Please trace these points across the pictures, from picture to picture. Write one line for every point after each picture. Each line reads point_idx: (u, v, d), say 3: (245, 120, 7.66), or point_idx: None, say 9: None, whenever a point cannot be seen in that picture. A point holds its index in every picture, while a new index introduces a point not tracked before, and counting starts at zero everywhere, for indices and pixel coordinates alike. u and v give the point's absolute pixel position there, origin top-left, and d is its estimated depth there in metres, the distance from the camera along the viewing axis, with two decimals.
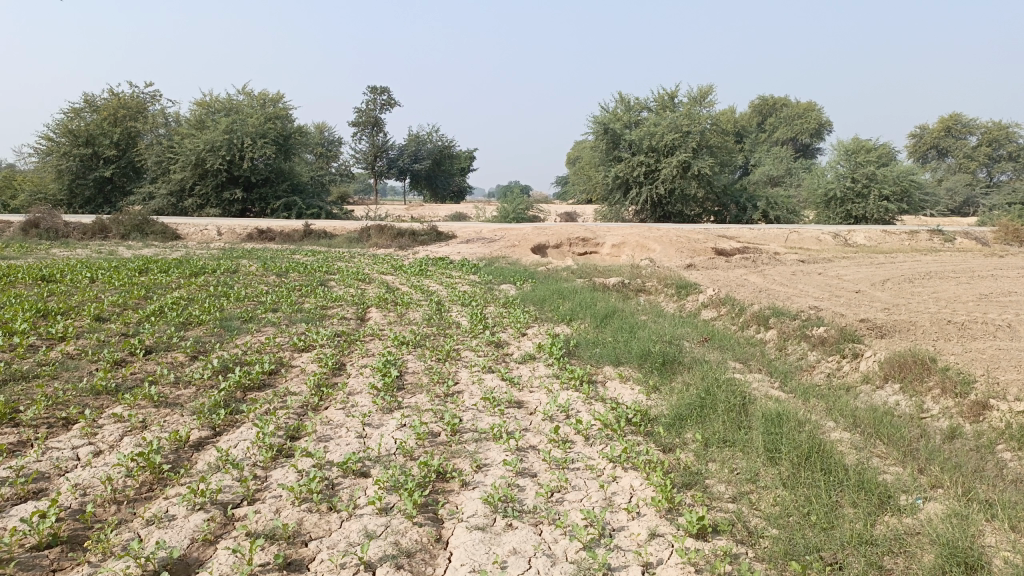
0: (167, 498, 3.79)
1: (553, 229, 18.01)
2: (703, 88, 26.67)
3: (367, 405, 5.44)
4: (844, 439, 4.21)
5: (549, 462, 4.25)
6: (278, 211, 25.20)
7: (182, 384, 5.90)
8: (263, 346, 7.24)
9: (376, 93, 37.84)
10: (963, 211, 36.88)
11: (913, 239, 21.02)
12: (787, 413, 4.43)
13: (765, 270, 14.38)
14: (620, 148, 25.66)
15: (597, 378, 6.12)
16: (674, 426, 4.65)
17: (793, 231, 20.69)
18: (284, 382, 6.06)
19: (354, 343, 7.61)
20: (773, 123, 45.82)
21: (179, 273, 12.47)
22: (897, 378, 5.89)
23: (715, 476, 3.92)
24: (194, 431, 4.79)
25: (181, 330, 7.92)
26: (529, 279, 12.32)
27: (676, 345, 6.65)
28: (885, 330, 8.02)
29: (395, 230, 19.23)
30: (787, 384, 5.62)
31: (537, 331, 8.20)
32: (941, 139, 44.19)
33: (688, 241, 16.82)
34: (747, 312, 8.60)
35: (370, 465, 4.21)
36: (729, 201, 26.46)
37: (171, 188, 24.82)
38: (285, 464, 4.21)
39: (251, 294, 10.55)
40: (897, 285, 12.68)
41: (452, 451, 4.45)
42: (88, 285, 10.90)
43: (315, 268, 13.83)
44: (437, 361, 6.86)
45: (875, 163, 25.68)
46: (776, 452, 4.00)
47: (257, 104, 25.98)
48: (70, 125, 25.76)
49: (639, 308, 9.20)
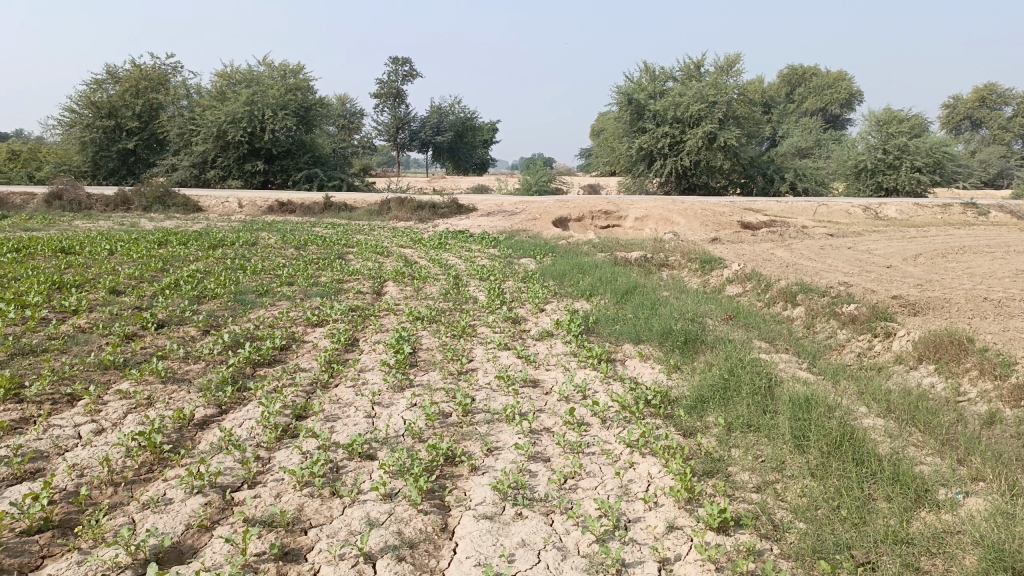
0: (166, 480, 3.66)
1: (575, 202, 17.70)
2: (731, 57, 25.98)
3: (377, 382, 5.27)
4: (877, 426, 3.96)
5: (563, 446, 4.06)
6: (299, 182, 25.06)
7: (191, 360, 5.78)
8: (276, 320, 7.10)
9: (398, 64, 37.40)
10: (997, 184, 35.86)
11: (946, 213, 20.43)
12: (816, 396, 4.18)
13: (792, 244, 14.01)
14: (645, 119, 25.15)
15: (616, 357, 5.91)
16: (696, 408, 4.45)
17: (822, 204, 20.18)
18: (295, 358, 5.92)
19: (368, 317, 7.45)
20: (802, 93, 44.83)
21: (198, 245, 12.39)
22: (931, 359, 5.61)
23: (738, 464, 3.71)
24: (199, 409, 4.66)
25: (194, 304, 7.81)
26: (550, 253, 12.09)
27: (699, 323, 6.40)
28: (918, 307, 7.70)
29: (415, 203, 19.02)
30: (816, 365, 5.37)
31: (556, 307, 7.98)
32: (975, 109, 42.97)
33: (713, 214, 16.45)
34: (773, 288, 8.31)
35: (377, 447, 4.05)
36: (755, 173, 25.90)
37: (193, 159, 24.80)
38: (289, 445, 4.06)
39: (267, 266, 10.43)
40: (930, 260, 12.26)
41: (463, 433, 4.27)
42: (106, 257, 10.85)
43: (334, 241, 13.69)
44: (452, 337, 6.68)
45: (907, 134, 24.96)
46: (805, 439, 3.77)
47: (278, 75, 25.77)
48: (93, 97, 25.76)
49: (661, 284, 8.94)
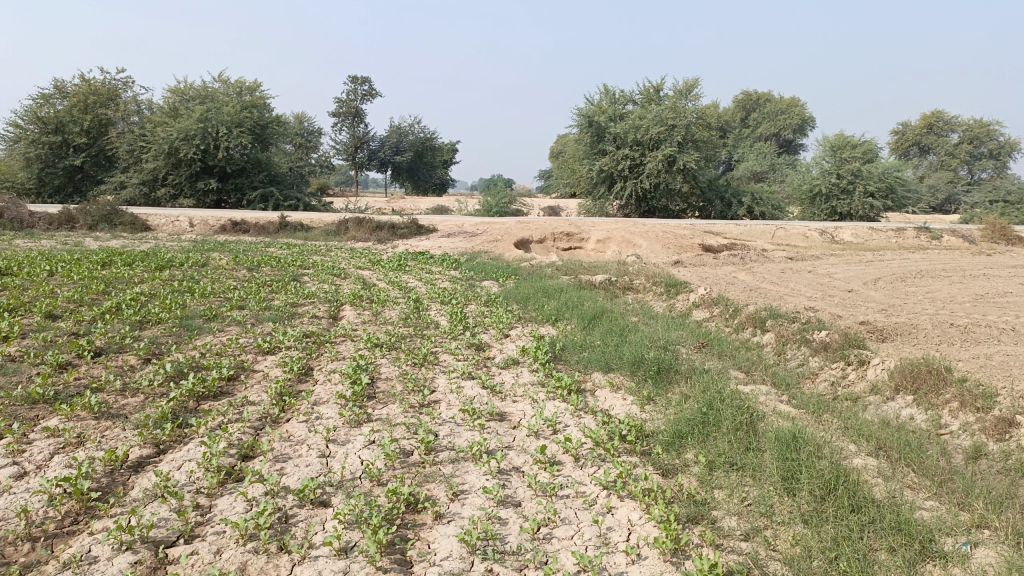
0: (92, 534, 3.24)
1: (537, 224, 17.49)
2: (689, 82, 26.21)
3: (333, 417, 4.90)
4: (868, 466, 3.74)
5: (535, 488, 3.75)
6: (254, 202, 24.47)
7: (129, 393, 5.33)
8: (224, 348, 6.67)
9: (357, 83, 37.01)
10: (945, 209, 36.77)
11: (900, 237, 20.74)
12: (803, 433, 3.95)
13: (754, 267, 13.97)
14: (605, 141, 25.17)
15: (585, 387, 5.63)
16: (674, 444, 4.19)
17: (780, 227, 20.32)
18: (243, 390, 5.51)
19: (323, 345, 7.06)
20: (756, 119, 45.63)
21: (144, 266, 11.82)
22: (909, 389, 5.44)
23: (723, 508, 3.44)
24: (134, 449, 4.24)
25: (136, 330, 7.32)
26: (512, 275, 11.83)
27: (671, 352, 6.15)
28: (886, 333, 7.59)
29: (374, 224, 18.63)
30: (794, 396, 5.15)
31: (520, 332, 7.69)
32: (923, 136, 44.16)
33: (674, 237, 16.38)
34: (742, 313, 8.15)
35: (331, 493, 3.70)
36: (714, 196, 26.06)
37: (143, 177, 24.03)
38: (233, 492, 3.67)
39: (217, 289, 9.95)
40: (890, 284, 12.30)
41: (426, 475, 3.94)
42: (45, 279, 10.25)
43: (289, 262, 13.22)
44: (413, 366, 6.33)
45: (860, 159, 25.38)
46: (794, 481, 3.52)
47: (233, 92, 25.19)
48: (39, 112, 24.85)
49: (628, 308, 8.71)
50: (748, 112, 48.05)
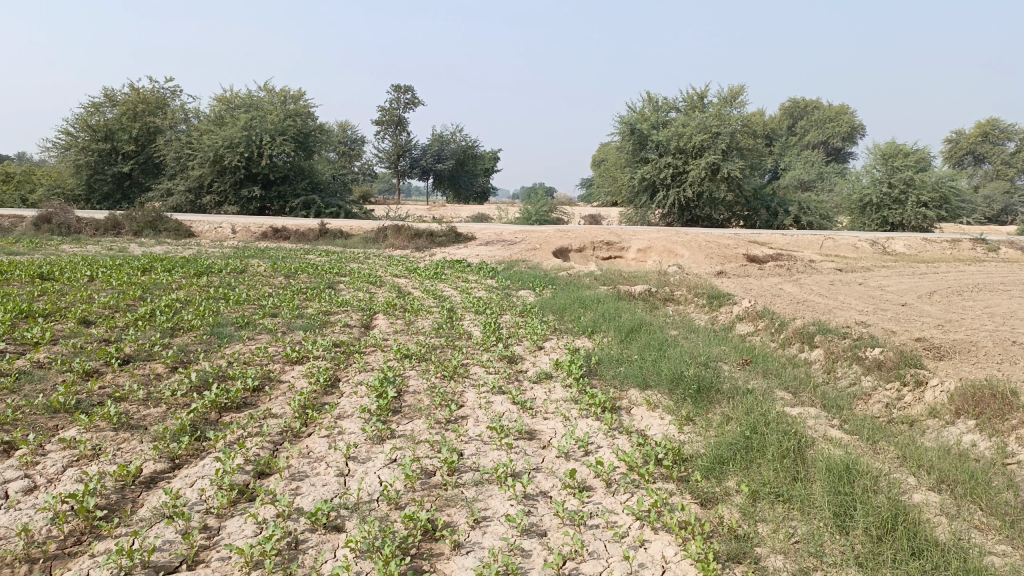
0: (92, 556, 3.08)
1: (576, 232, 17.21)
2: (734, 89, 25.69)
3: (355, 434, 4.69)
4: (930, 502, 3.39)
5: (562, 516, 3.49)
6: (296, 209, 24.61)
7: (151, 403, 5.22)
8: (252, 356, 6.54)
9: (400, 92, 37.17)
10: (1001, 220, 35.44)
11: (955, 248, 19.94)
12: (857, 464, 3.61)
13: (801, 278, 13.49)
14: (647, 149, 24.77)
15: (621, 404, 5.35)
16: (713, 471, 3.90)
17: (829, 237, 19.70)
18: (266, 402, 5.36)
19: (352, 355, 6.90)
20: (804, 127, 44.74)
21: (183, 273, 11.85)
22: (971, 414, 5.04)
23: (767, 545, 3.14)
24: (147, 463, 4.10)
25: (167, 337, 7.25)
26: (549, 285, 11.58)
27: (713, 369, 5.83)
28: (944, 351, 7.14)
29: (413, 231, 18.54)
30: (846, 420, 4.80)
31: (555, 345, 7.43)
32: (977, 145, 42.73)
33: (717, 246, 15.95)
34: (788, 328, 7.77)
35: (346, 516, 3.49)
36: (759, 205, 25.45)
37: (189, 184, 24.35)
38: (244, 513, 3.49)
39: (252, 296, 9.89)
40: (945, 298, 11.73)
41: (447, 499, 3.71)
42: (84, 284, 10.31)
43: (325, 269, 13.16)
44: (442, 378, 6.12)
45: (913, 168, 24.56)
46: (848, 518, 3.20)
47: (278, 100, 25.42)
48: (90, 120, 25.42)
49: (668, 321, 8.39)
50: (795, 119, 47.07)
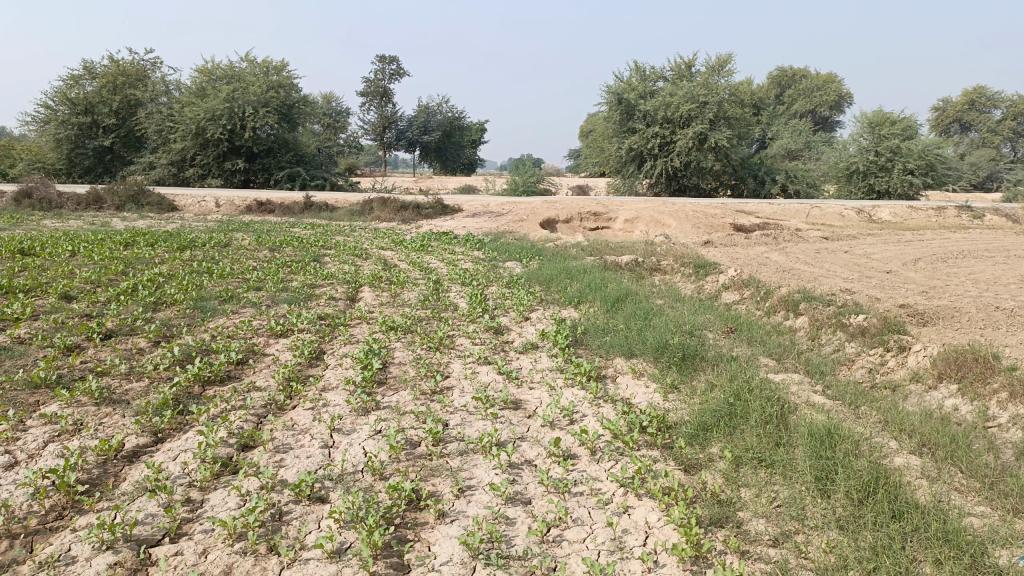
0: (74, 530, 3.07)
1: (563, 203, 17.15)
2: (722, 57, 25.51)
3: (340, 405, 4.67)
4: (910, 465, 3.41)
5: (546, 485, 3.50)
6: (281, 182, 24.38)
7: (134, 377, 5.18)
8: (236, 330, 6.50)
9: (385, 63, 36.69)
10: (986, 187, 35.58)
11: (940, 216, 20.02)
12: (839, 429, 3.63)
13: (787, 247, 13.51)
14: (634, 119, 24.63)
15: (606, 373, 5.36)
16: (697, 437, 3.91)
17: (815, 206, 19.73)
18: (250, 375, 5.33)
19: (338, 327, 6.86)
20: (791, 95, 44.58)
21: (166, 247, 11.73)
22: (953, 378, 5.08)
23: (750, 509, 3.16)
24: (129, 437, 4.07)
25: (150, 312, 7.18)
26: (536, 256, 11.54)
27: (698, 337, 5.84)
28: (927, 318, 7.18)
29: (399, 203, 18.42)
30: (829, 386, 4.82)
31: (541, 316, 7.42)
32: (964, 112, 42.74)
33: (704, 216, 15.94)
34: (774, 296, 7.78)
35: (330, 487, 3.48)
36: (746, 174, 25.42)
37: (172, 158, 24.04)
38: (227, 485, 3.48)
39: (236, 270, 9.82)
40: (929, 265, 11.79)
41: (431, 469, 3.70)
42: (66, 259, 10.20)
43: (311, 242, 13.06)
44: (428, 350, 6.10)
45: (899, 136, 24.56)
46: (829, 482, 3.22)
47: (260, 72, 25.06)
48: (70, 93, 25.00)
49: (654, 290, 8.39)
50: (782, 88, 46.87)
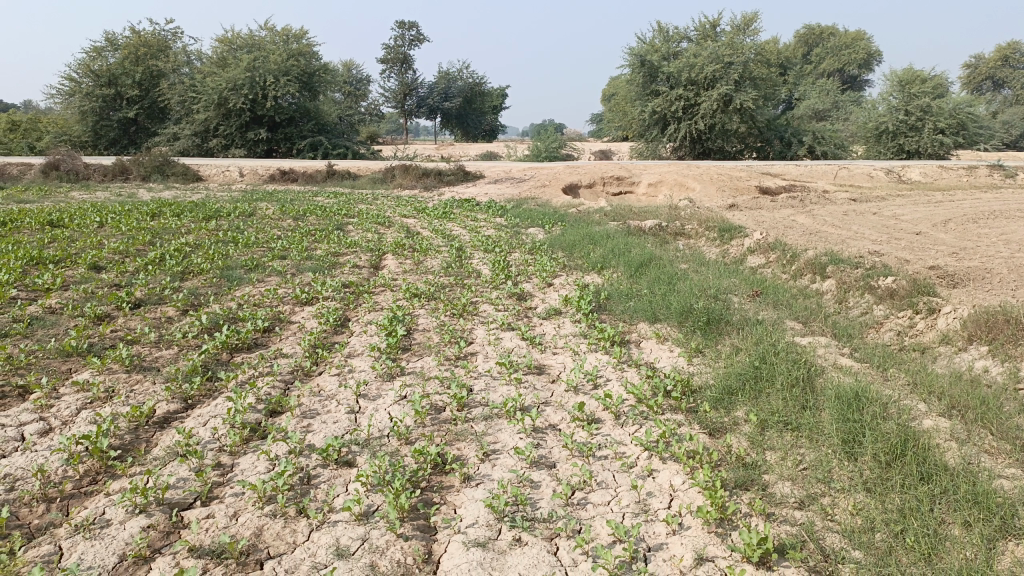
0: (108, 495, 3.15)
1: (586, 168, 17.00)
2: (747, 16, 24.94)
3: (365, 371, 4.71)
4: (940, 428, 3.37)
5: (570, 448, 3.52)
6: (303, 151, 24.41)
7: (163, 345, 5.26)
8: (261, 298, 6.56)
9: (405, 28, 36.35)
10: (1020, 145, 34.70)
11: (972, 176, 19.58)
12: (866, 391, 3.59)
13: (814, 209, 13.30)
14: (658, 81, 24.24)
15: (630, 338, 5.34)
16: (722, 401, 3.90)
17: (843, 167, 19.38)
18: (277, 343, 5.38)
19: (362, 295, 6.90)
20: (819, 54, 43.61)
21: (192, 217, 11.83)
22: (983, 340, 5.00)
23: (775, 472, 3.16)
24: (160, 404, 4.14)
25: (177, 281, 7.26)
26: (559, 222, 11.48)
27: (723, 301, 5.79)
28: (958, 279, 7.06)
29: (421, 170, 18.37)
30: (856, 349, 4.77)
31: (564, 281, 7.40)
32: (997, 69, 41.58)
33: (729, 179, 15.73)
34: (800, 259, 7.69)
35: (357, 452, 3.52)
36: (773, 136, 24.99)
37: (195, 128, 24.14)
38: (256, 450, 3.53)
39: (261, 239, 9.87)
40: (960, 226, 11.56)
41: (456, 433, 3.73)
42: (95, 230, 10.32)
43: (334, 211, 13.09)
44: (451, 317, 6.12)
45: (930, 94, 23.95)
46: (856, 444, 3.20)
47: (280, 40, 24.97)
48: (93, 65, 25.12)
49: (677, 255, 8.32)
50: (810, 47, 45.80)
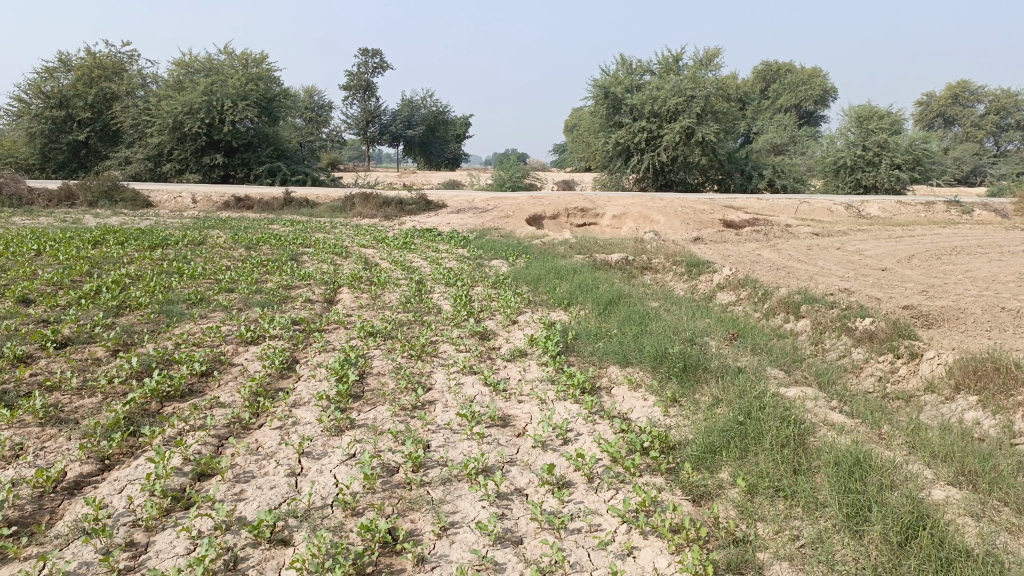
0: None
1: (550, 198, 16.76)
2: (709, 51, 25.16)
3: (311, 424, 4.26)
4: (951, 500, 3.04)
5: (539, 520, 3.11)
6: (261, 177, 23.78)
7: (86, 392, 4.72)
8: (202, 337, 6.05)
9: (368, 56, 36.06)
10: (970, 181, 35.52)
11: (929, 211, 19.79)
12: (868, 457, 3.24)
13: (778, 244, 13.18)
14: (621, 113, 24.24)
15: (600, 384, 4.97)
16: (705, 460, 3.54)
17: (804, 201, 19.45)
18: (215, 390, 4.90)
19: (313, 333, 6.42)
20: (776, 90, 44.33)
21: (137, 246, 11.22)
22: (973, 389, 4.72)
23: (771, 550, 2.79)
24: (72, 466, 3.64)
25: (111, 317, 6.70)
26: (523, 254, 11.16)
27: (699, 345, 5.47)
28: (934, 320, 6.85)
29: (381, 199, 17.94)
30: (843, 401, 4.45)
31: (529, 319, 7.02)
32: (947, 107, 42.80)
33: (693, 212, 15.61)
34: (772, 297, 7.43)
35: (295, 527, 3.07)
36: (733, 169, 25.11)
37: (148, 152, 23.40)
38: (176, 525, 3.06)
39: (209, 270, 9.34)
40: (925, 263, 11.49)
41: (410, 501, 3.30)
42: (30, 259, 9.68)
43: (289, 240, 12.58)
44: (408, 359, 5.68)
45: (887, 130, 24.30)
46: (863, 524, 2.85)
47: (239, 64, 24.39)
48: (43, 85, 24.28)
49: (647, 291, 8.01)
50: (768, 83, 46.52)
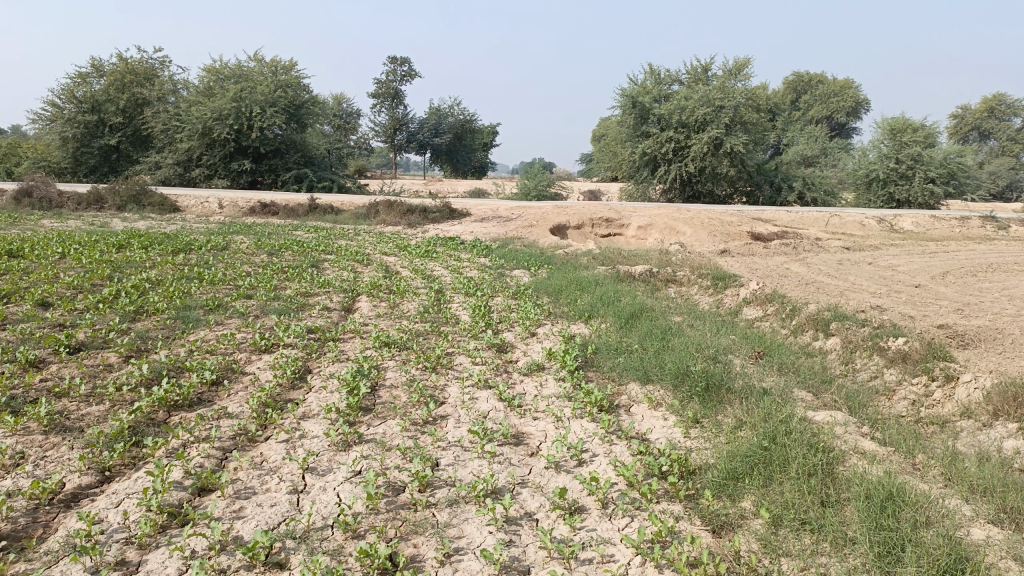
0: None
1: (575, 208, 16.59)
2: (739, 61, 24.86)
3: (318, 438, 4.13)
4: (992, 540, 2.83)
5: (548, 549, 2.95)
6: (288, 183, 23.88)
7: (93, 399, 4.64)
8: (215, 344, 5.96)
9: (396, 64, 36.22)
10: (1006, 196, 34.76)
11: (964, 226, 19.32)
12: (903, 491, 3.03)
13: (807, 258, 12.87)
14: (649, 123, 24.01)
15: (619, 402, 4.79)
16: (726, 487, 3.35)
17: (834, 215, 19.08)
18: (224, 399, 4.80)
19: (327, 343, 6.32)
20: (807, 101, 43.78)
21: (160, 250, 11.24)
22: (1012, 416, 4.47)
23: None
24: (70, 477, 3.54)
25: (127, 322, 6.65)
26: (545, 264, 11.00)
27: (722, 363, 5.27)
28: (971, 341, 6.57)
29: (405, 207, 17.89)
30: (874, 426, 4.23)
31: (549, 331, 6.86)
32: (983, 120, 42.01)
33: (721, 223, 15.35)
34: (801, 313, 7.19)
35: (292, 549, 2.94)
36: (762, 181, 24.75)
37: (178, 157, 23.64)
38: (170, 544, 2.94)
39: (229, 275, 9.29)
40: (959, 279, 11.15)
41: (414, 524, 3.15)
42: (53, 262, 9.72)
43: (312, 246, 12.56)
44: (422, 371, 5.54)
45: (921, 143, 23.82)
46: (897, 564, 2.65)
47: (268, 71, 24.52)
48: (77, 90, 24.62)
49: (670, 305, 7.81)
50: (799, 94, 45.98)
